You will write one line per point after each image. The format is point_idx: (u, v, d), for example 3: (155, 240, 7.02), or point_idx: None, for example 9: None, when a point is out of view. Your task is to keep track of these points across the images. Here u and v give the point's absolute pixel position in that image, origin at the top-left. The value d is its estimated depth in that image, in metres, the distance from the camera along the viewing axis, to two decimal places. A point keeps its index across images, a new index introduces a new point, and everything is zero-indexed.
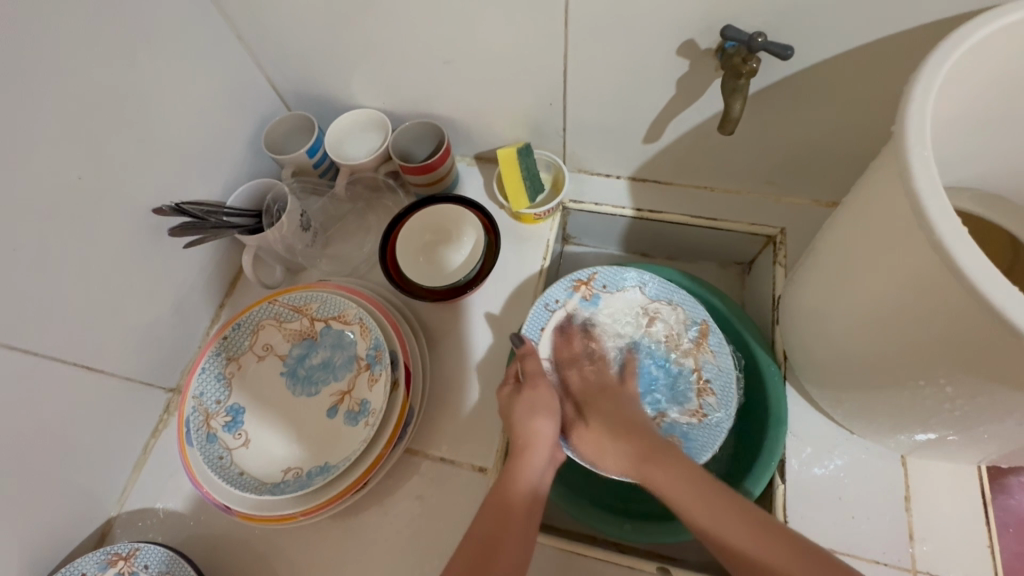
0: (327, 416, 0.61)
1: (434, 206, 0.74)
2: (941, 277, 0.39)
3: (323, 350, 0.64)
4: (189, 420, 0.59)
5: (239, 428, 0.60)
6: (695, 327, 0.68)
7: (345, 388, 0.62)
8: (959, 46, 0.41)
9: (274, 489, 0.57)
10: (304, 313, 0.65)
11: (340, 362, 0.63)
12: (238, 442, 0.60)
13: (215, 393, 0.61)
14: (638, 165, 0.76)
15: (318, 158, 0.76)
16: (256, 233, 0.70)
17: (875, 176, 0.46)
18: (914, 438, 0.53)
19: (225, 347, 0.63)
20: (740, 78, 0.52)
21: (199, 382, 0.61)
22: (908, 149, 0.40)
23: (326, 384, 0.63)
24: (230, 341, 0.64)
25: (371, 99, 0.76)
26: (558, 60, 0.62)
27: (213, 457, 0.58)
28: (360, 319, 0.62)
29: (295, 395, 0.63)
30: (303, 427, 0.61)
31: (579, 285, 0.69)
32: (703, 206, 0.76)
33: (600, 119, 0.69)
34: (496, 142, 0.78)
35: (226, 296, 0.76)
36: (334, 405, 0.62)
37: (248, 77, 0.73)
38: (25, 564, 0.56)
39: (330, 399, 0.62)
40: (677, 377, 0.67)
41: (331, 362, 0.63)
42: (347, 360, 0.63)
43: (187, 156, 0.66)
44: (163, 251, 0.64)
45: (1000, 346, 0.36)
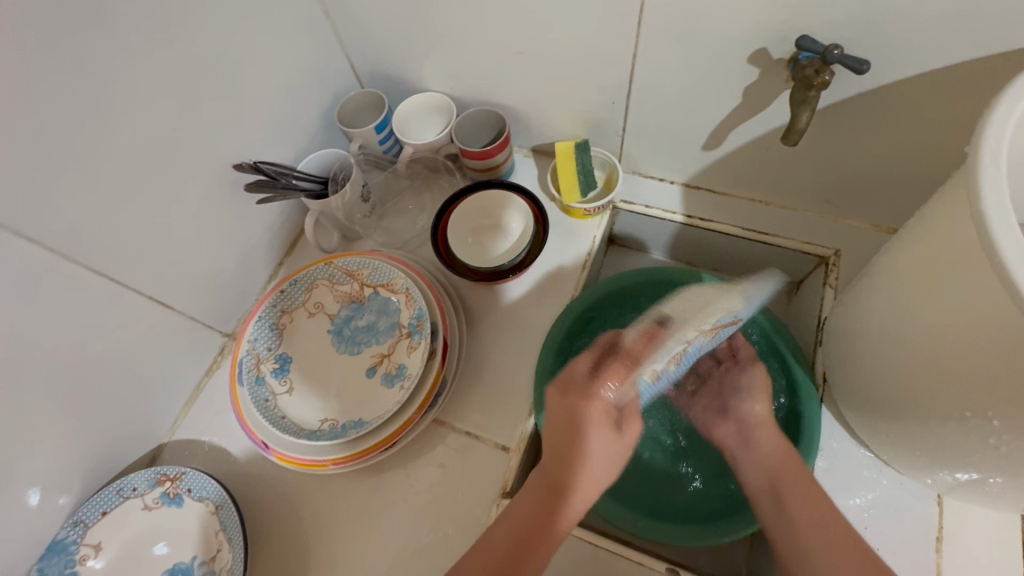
0: (367, 376, 0.65)
1: (487, 190, 0.76)
2: (1000, 304, 0.38)
3: (370, 312, 0.68)
4: (242, 362, 0.63)
5: (285, 376, 0.65)
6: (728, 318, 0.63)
7: (386, 351, 0.65)
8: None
9: (311, 435, 0.61)
10: (355, 277, 0.68)
11: (383, 327, 0.66)
12: (283, 389, 0.64)
13: (267, 340, 0.66)
14: (693, 172, 0.76)
15: (384, 135, 0.79)
16: (320, 198, 0.75)
17: (943, 199, 0.45)
18: (955, 476, 0.51)
19: (281, 299, 0.67)
20: (810, 89, 0.52)
21: (255, 328, 0.65)
22: (980, 172, 0.39)
23: (368, 346, 0.66)
24: (286, 295, 0.68)
25: (440, 83, 0.80)
26: (626, 58, 0.63)
27: (260, 399, 0.62)
28: (408, 289, 0.65)
29: (339, 352, 0.67)
30: (343, 383, 0.65)
31: None
32: (756, 219, 0.75)
33: (660, 121, 0.70)
34: (554, 135, 0.80)
35: (285, 255, 0.80)
36: (374, 365, 0.65)
37: (329, 52, 0.77)
38: (86, 471, 0.61)
39: (371, 359, 0.66)
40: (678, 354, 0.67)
41: (375, 326, 0.67)
42: (390, 327, 0.66)
43: (266, 119, 0.70)
44: (236, 205, 0.69)
45: None
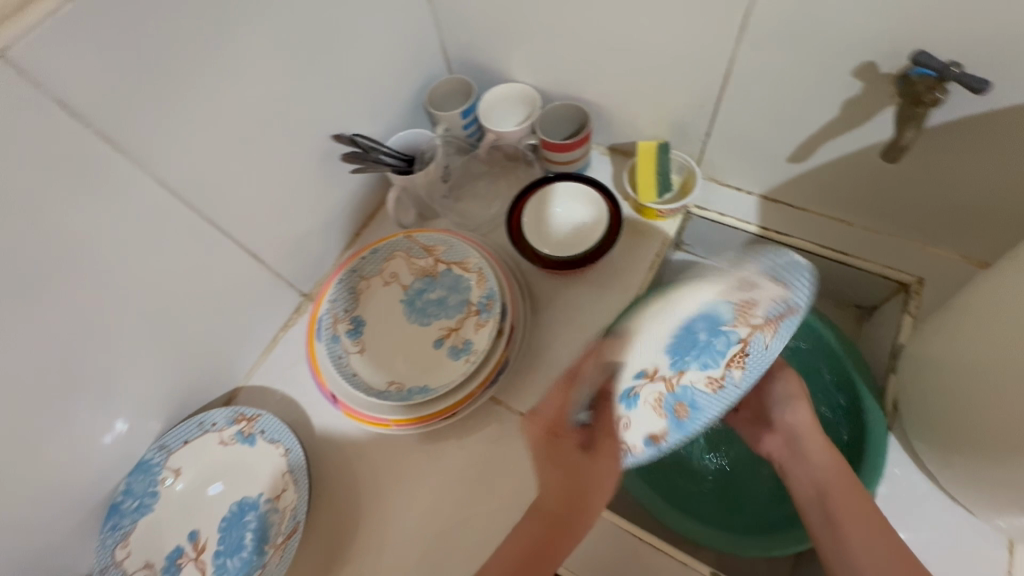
0: (434, 346, 0.68)
1: (563, 181, 0.77)
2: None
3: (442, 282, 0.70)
4: (320, 319, 0.67)
5: (358, 336, 0.68)
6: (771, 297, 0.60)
7: (453, 326, 0.68)
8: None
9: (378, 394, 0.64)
10: (431, 252, 0.71)
11: (453, 303, 0.69)
12: (355, 348, 0.67)
13: (344, 302, 0.69)
14: (774, 184, 0.75)
15: (468, 121, 0.83)
16: (405, 174, 0.78)
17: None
18: None
19: (361, 265, 0.71)
20: (917, 105, 0.51)
21: (335, 290, 0.69)
22: None
23: (437, 319, 0.69)
24: (366, 262, 0.71)
25: (527, 75, 0.82)
26: (723, 62, 0.63)
27: (335, 354, 0.66)
28: (481, 269, 0.68)
29: (409, 322, 0.70)
30: (411, 351, 0.68)
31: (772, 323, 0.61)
32: (835, 238, 0.74)
33: (748, 129, 0.69)
34: (634, 135, 0.81)
35: (363, 227, 0.85)
36: (441, 338, 0.68)
37: (426, 37, 0.81)
38: (173, 402, 0.67)
39: (439, 331, 0.68)
40: (723, 343, 0.63)
41: (445, 300, 0.69)
42: (460, 303, 0.68)
43: (364, 95, 0.75)
44: (328, 173, 0.74)
45: None
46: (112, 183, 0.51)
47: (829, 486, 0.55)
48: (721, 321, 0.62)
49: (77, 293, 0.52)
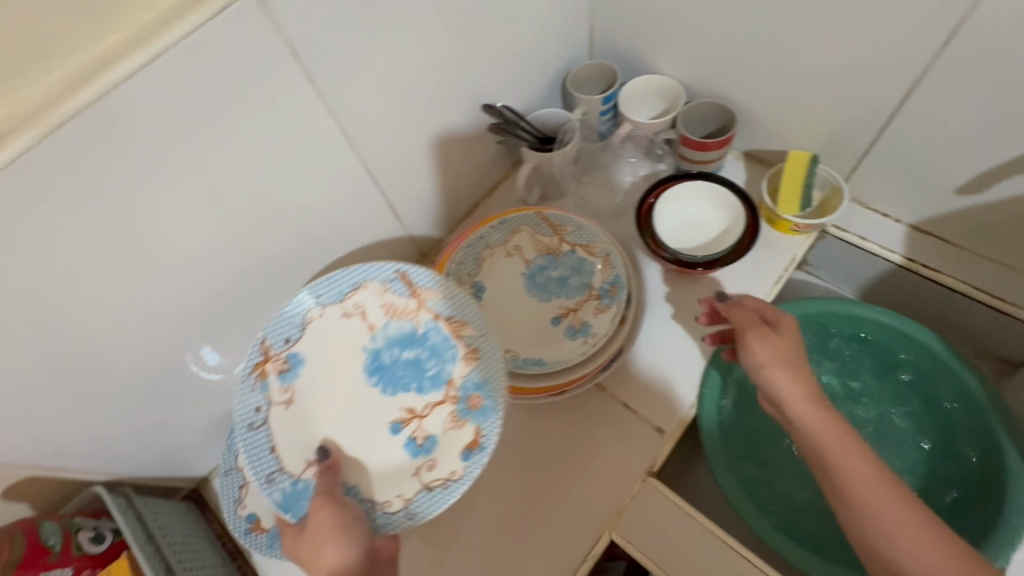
0: (551, 323, 0.69)
1: (701, 182, 0.75)
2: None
3: (364, 339, 0.65)
4: (283, 319, 0.62)
5: (291, 377, 0.62)
6: (398, 284, 0.64)
7: (572, 307, 0.69)
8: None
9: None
10: (557, 232, 0.73)
11: (574, 283, 0.70)
12: (282, 398, 0.62)
13: (339, 289, 0.63)
14: (930, 214, 0.70)
15: (606, 108, 0.82)
16: (539, 151, 0.78)
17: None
18: None
19: (486, 234, 0.73)
20: None
21: (325, 280, 0.62)
22: None
23: (557, 297, 0.70)
24: (490, 231, 0.73)
25: (675, 68, 0.80)
26: (914, 74, 0.59)
27: (248, 391, 0.60)
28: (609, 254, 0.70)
29: (526, 296, 0.71)
30: (525, 322, 0.70)
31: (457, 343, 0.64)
32: (993, 281, 0.68)
33: (919, 151, 0.65)
34: (779, 144, 0.77)
35: (482, 199, 0.85)
36: (559, 315, 0.69)
37: (577, 18, 0.81)
38: None
39: (556, 310, 0.70)
40: (432, 337, 0.65)
41: (565, 280, 0.71)
42: (581, 284, 0.70)
43: (514, 68, 0.75)
44: (468, 140, 0.75)
45: None
46: (302, 117, 0.53)
47: (825, 457, 0.52)
48: (415, 336, 0.65)
49: (255, 219, 0.55)
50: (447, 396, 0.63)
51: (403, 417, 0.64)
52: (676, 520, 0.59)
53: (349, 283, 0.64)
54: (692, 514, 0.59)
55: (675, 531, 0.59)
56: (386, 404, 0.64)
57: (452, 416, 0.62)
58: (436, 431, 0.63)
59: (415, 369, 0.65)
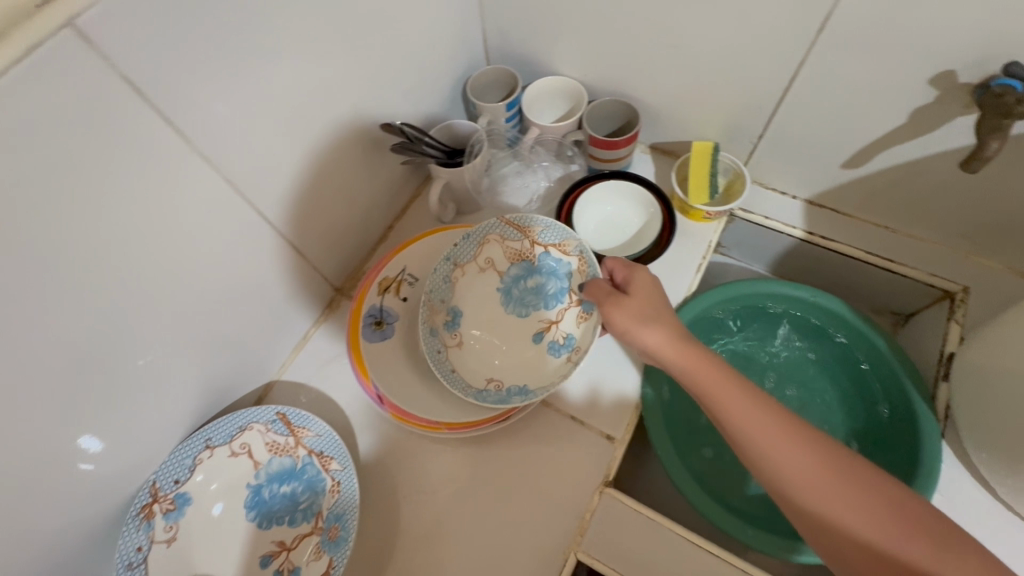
0: (534, 340, 0.68)
1: (614, 181, 0.76)
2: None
3: (247, 475, 0.62)
4: (180, 451, 0.60)
5: (174, 521, 0.59)
6: (280, 424, 0.63)
7: (553, 319, 0.68)
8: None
9: (478, 395, 0.63)
10: (527, 234, 0.69)
11: (552, 292, 0.69)
12: (164, 536, 0.58)
13: (225, 434, 0.62)
14: (822, 189, 0.75)
15: (511, 114, 0.79)
16: (448, 166, 0.74)
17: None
18: None
19: (455, 253, 0.69)
20: (1006, 118, 0.49)
21: (219, 422, 0.62)
22: None
23: (536, 309, 0.69)
24: (459, 249, 0.69)
25: (574, 68, 0.79)
26: (791, 65, 0.62)
27: (131, 547, 0.56)
28: (582, 252, 0.67)
29: (506, 313, 0.70)
30: (509, 343, 0.68)
31: (331, 460, 0.61)
32: (881, 245, 0.74)
33: (807, 132, 0.68)
34: (681, 135, 0.79)
35: (396, 219, 0.81)
36: (541, 331, 0.68)
37: (470, 23, 0.78)
38: (201, 406, 0.62)
39: (537, 324, 0.68)
40: (308, 471, 0.62)
41: (542, 288, 0.69)
42: (558, 292, 0.68)
43: (408, 80, 0.71)
44: (369, 163, 0.70)
45: None
46: (164, 173, 0.46)
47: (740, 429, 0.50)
48: (295, 471, 0.62)
49: (123, 290, 0.47)
50: (314, 528, 0.60)
51: (273, 550, 0.59)
52: (638, 527, 0.59)
53: (235, 425, 0.62)
54: (652, 518, 0.59)
55: (634, 534, 0.59)
56: (264, 536, 0.60)
57: (316, 547, 0.58)
58: (302, 563, 0.58)
59: (290, 503, 0.61)
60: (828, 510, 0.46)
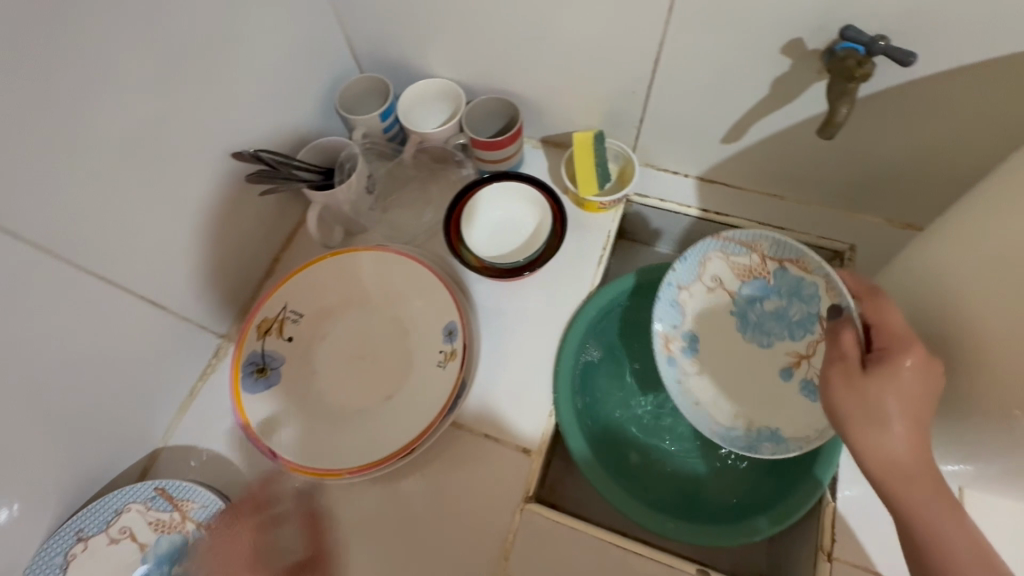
0: (783, 377, 0.66)
1: (501, 183, 0.73)
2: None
3: (133, 560, 0.57)
4: (48, 550, 0.55)
5: None
6: (161, 500, 0.58)
7: (804, 351, 0.66)
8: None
9: (727, 434, 0.65)
10: (754, 251, 0.66)
11: (796, 318, 0.66)
12: None
13: (98, 522, 0.57)
14: (708, 165, 0.75)
15: (388, 124, 0.76)
16: (321, 190, 0.69)
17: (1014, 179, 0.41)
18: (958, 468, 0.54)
19: (677, 278, 0.68)
20: (851, 81, 0.49)
21: (87, 510, 0.56)
22: None
23: (780, 339, 0.67)
24: (681, 273, 0.68)
25: (447, 69, 0.75)
26: (649, 47, 0.61)
27: None
28: (827, 276, 0.60)
29: (747, 340, 0.69)
30: (714, 368, 0.69)
31: (225, 531, 0.57)
32: (771, 214, 0.74)
33: (681, 111, 0.68)
34: (566, 126, 0.77)
35: (282, 250, 0.76)
36: (790, 366, 0.66)
37: (328, 33, 0.73)
38: (68, 489, 0.56)
39: (786, 357, 0.67)
40: (201, 546, 0.57)
41: (788, 314, 0.66)
42: (806, 318, 0.65)
43: (261, 104, 0.66)
44: (230, 197, 0.65)
45: None
46: None
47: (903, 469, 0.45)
48: (187, 547, 0.57)
49: None
50: None
51: None
52: (558, 540, 0.57)
53: (110, 510, 0.57)
54: (573, 525, 0.57)
55: (554, 547, 0.57)
56: None
57: None
58: None
59: None
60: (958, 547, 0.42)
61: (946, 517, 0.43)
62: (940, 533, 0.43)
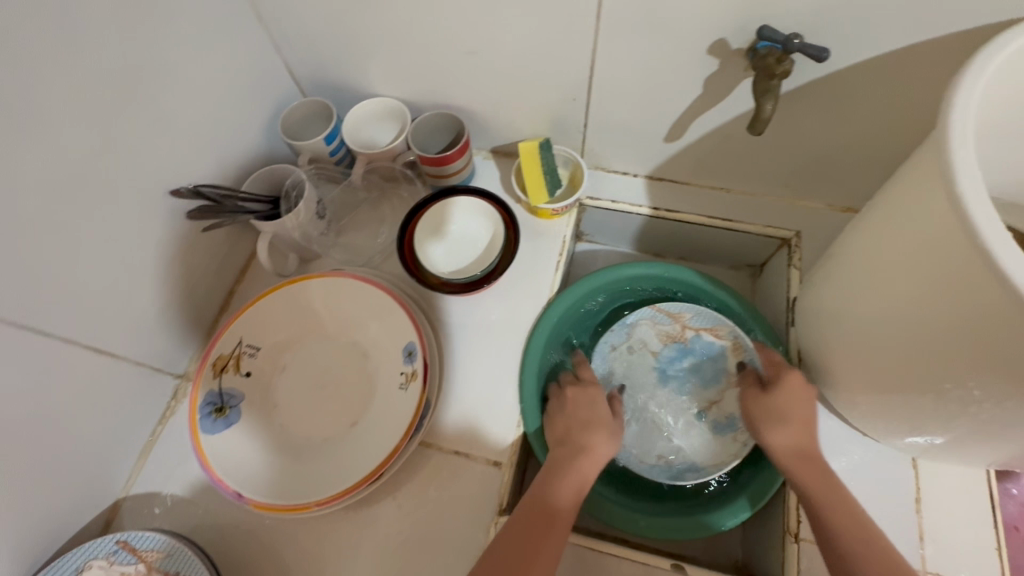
0: (696, 420, 0.69)
1: (451, 198, 0.73)
2: (964, 255, 0.37)
3: None
4: None
5: None
6: (125, 552, 0.57)
7: (714, 399, 0.70)
8: (1013, 43, 0.40)
9: (658, 471, 0.66)
10: (678, 319, 0.74)
11: (710, 373, 0.71)
12: None
13: None
14: (655, 165, 0.76)
15: (335, 147, 0.74)
16: (271, 220, 0.69)
17: (913, 168, 0.43)
18: (907, 442, 0.56)
19: (612, 339, 0.74)
20: (772, 78, 0.51)
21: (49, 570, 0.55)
22: (952, 105, 0.38)
23: (695, 390, 0.71)
24: (615, 336, 0.74)
25: (390, 88, 0.75)
26: (583, 54, 0.62)
27: None
28: (737, 337, 0.71)
29: (667, 391, 0.71)
30: (642, 417, 0.70)
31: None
32: (719, 207, 0.76)
33: (622, 115, 0.69)
34: (513, 136, 0.78)
35: (236, 283, 0.75)
36: (702, 410, 0.69)
37: (265, 61, 0.72)
38: (24, 552, 0.54)
39: (698, 404, 0.70)
40: None
41: (700, 369, 0.71)
42: (717, 372, 0.70)
43: (199, 137, 0.65)
44: (173, 235, 0.64)
45: (1015, 343, 0.35)
46: None
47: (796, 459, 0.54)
48: None
49: None
50: None
51: None
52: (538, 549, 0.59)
53: (70, 568, 0.56)
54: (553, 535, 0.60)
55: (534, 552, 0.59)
56: None
57: None
58: None
59: None
60: (843, 531, 0.48)
61: (840, 512, 0.49)
62: (829, 522, 0.49)
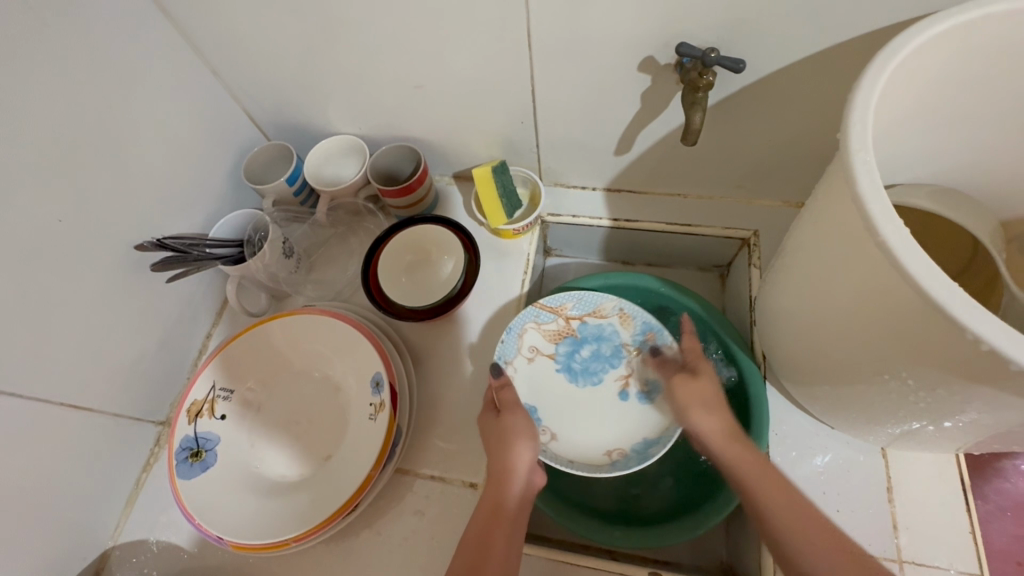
0: (620, 399, 0.70)
1: (413, 227, 0.76)
2: (872, 246, 0.38)
3: None
4: None
5: None
6: None
7: (625, 373, 0.71)
8: (910, 43, 0.41)
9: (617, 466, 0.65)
10: (559, 313, 0.73)
11: (608, 351, 0.72)
12: None
13: None
14: (612, 177, 0.77)
15: (298, 186, 0.77)
16: (239, 262, 0.72)
17: (832, 168, 0.44)
18: (873, 435, 0.56)
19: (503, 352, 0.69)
20: (698, 91, 0.54)
21: None
22: (851, 110, 0.40)
23: (605, 373, 0.72)
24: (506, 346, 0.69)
25: (347, 125, 0.78)
26: (524, 80, 0.64)
27: None
28: (620, 308, 0.72)
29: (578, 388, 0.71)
30: (571, 412, 0.70)
31: None
32: (677, 212, 0.77)
33: (571, 134, 0.71)
34: (471, 161, 0.80)
35: (212, 326, 0.77)
36: (621, 388, 0.71)
37: (225, 110, 0.75)
38: None
39: (615, 384, 0.71)
40: None
41: (603, 353, 0.72)
42: (617, 350, 0.72)
43: (163, 191, 0.67)
44: (144, 288, 0.66)
45: (931, 329, 0.36)
46: None
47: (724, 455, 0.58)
48: None
49: None
50: None
51: None
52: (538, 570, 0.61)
53: None
54: (554, 559, 0.61)
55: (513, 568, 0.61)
56: None
57: None
58: None
59: None
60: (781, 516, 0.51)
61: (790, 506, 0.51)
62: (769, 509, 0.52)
